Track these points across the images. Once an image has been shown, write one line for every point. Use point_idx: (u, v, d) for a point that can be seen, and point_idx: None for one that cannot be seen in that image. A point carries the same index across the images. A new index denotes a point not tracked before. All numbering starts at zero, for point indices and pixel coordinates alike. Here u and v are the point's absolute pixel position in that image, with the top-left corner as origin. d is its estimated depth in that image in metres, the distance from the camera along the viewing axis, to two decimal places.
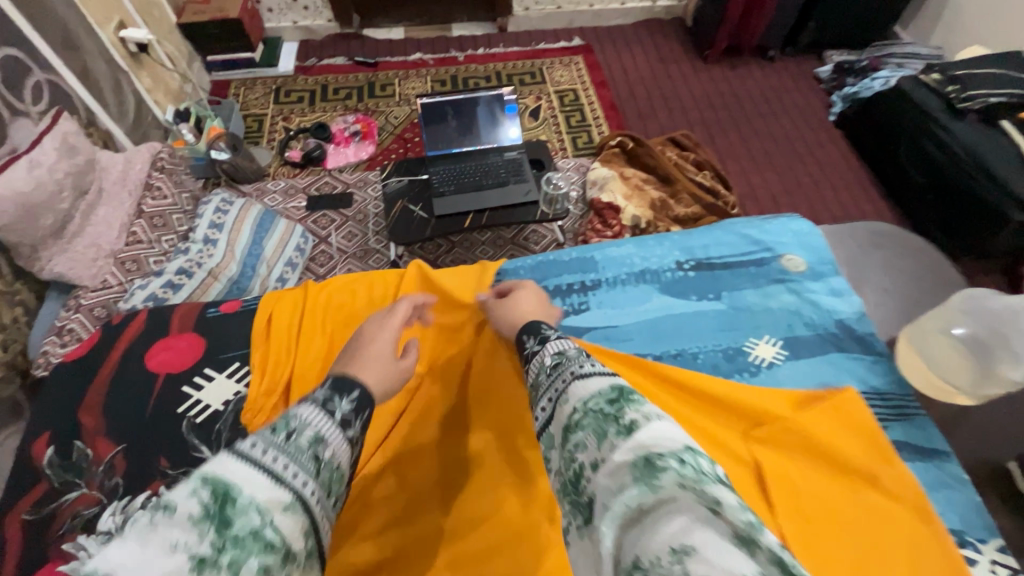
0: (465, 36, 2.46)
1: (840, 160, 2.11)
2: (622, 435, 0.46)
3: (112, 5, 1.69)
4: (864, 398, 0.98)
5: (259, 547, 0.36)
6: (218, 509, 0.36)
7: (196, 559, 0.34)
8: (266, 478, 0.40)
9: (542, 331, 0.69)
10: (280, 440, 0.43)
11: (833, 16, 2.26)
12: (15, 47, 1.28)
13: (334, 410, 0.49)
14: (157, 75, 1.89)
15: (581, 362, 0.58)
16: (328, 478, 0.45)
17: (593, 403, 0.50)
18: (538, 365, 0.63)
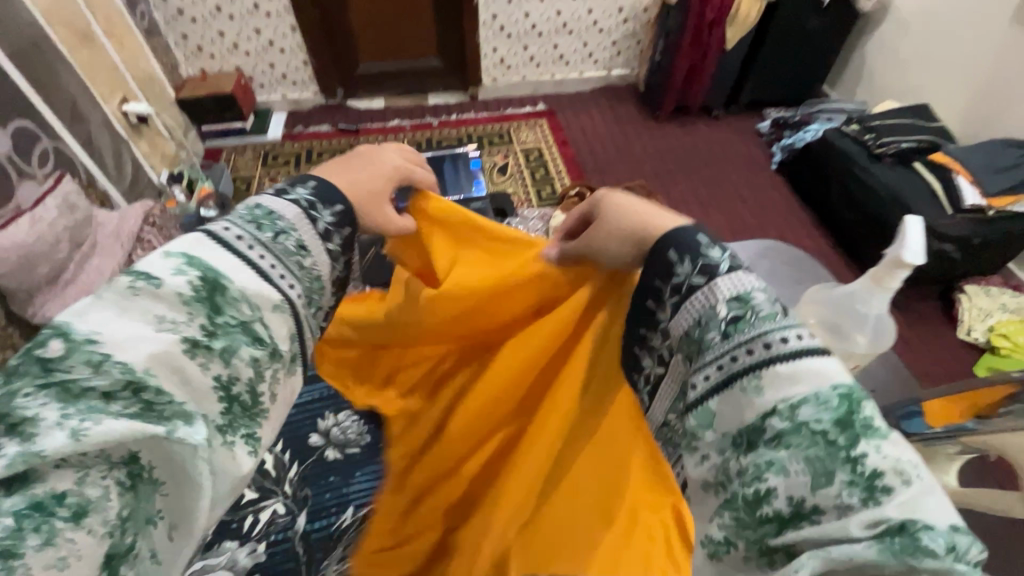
0: (440, 104, 2.72)
1: (782, 204, 2.31)
2: (858, 490, 0.35)
3: (116, 83, 1.89)
4: None
5: (248, 339, 0.45)
6: (208, 296, 0.43)
7: (187, 341, 0.41)
8: (253, 272, 0.46)
9: (708, 253, 0.47)
10: (266, 239, 0.49)
11: (766, 79, 2.54)
12: (29, 120, 1.45)
13: (317, 218, 0.53)
14: (155, 142, 2.07)
15: (780, 333, 0.42)
16: (307, 285, 0.51)
17: (811, 419, 0.38)
18: (696, 310, 0.46)
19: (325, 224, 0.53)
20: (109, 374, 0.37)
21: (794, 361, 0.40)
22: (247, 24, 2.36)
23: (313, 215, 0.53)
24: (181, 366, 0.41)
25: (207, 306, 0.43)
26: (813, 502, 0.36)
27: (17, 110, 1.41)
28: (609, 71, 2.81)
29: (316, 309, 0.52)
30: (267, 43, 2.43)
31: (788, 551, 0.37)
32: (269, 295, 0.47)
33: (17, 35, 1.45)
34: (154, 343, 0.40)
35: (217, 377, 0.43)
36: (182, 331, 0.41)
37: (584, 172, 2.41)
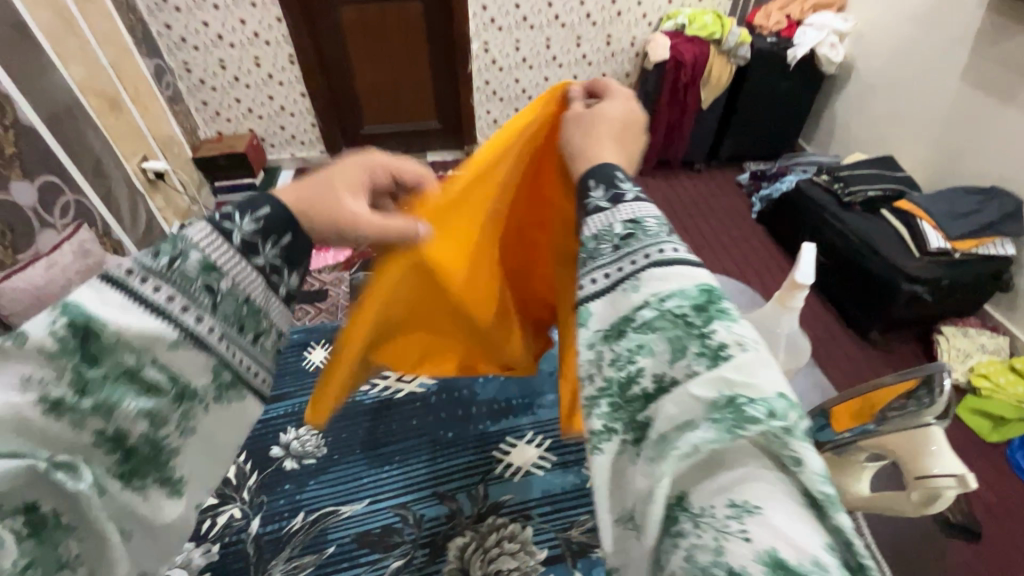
0: (437, 161, 2.92)
1: (761, 250, 2.40)
2: (704, 359, 0.39)
3: (139, 143, 2.09)
4: None
5: (137, 389, 0.43)
6: (78, 345, 0.40)
7: (48, 401, 0.39)
8: (144, 311, 0.43)
9: (619, 183, 0.52)
10: (161, 265, 0.45)
11: (743, 135, 2.70)
12: (55, 176, 1.61)
13: (231, 229, 0.49)
14: (170, 197, 2.24)
15: (659, 244, 0.46)
16: (228, 307, 0.48)
17: (673, 305, 0.42)
18: (592, 224, 0.50)
19: (245, 234, 0.49)
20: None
21: (668, 266, 0.45)
22: (262, 91, 2.59)
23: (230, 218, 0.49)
24: (43, 431, 0.39)
25: (76, 358, 0.40)
26: (671, 375, 0.40)
27: (45, 167, 1.58)
28: None
29: (253, 333, 0.50)
30: (279, 108, 2.66)
31: (649, 426, 0.41)
32: (160, 332, 0.43)
33: (52, 103, 1.64)
34: (7, 411, 0.37)
35: (100, 433, 0.41)
36: (46, 392, 0.39)
37: None
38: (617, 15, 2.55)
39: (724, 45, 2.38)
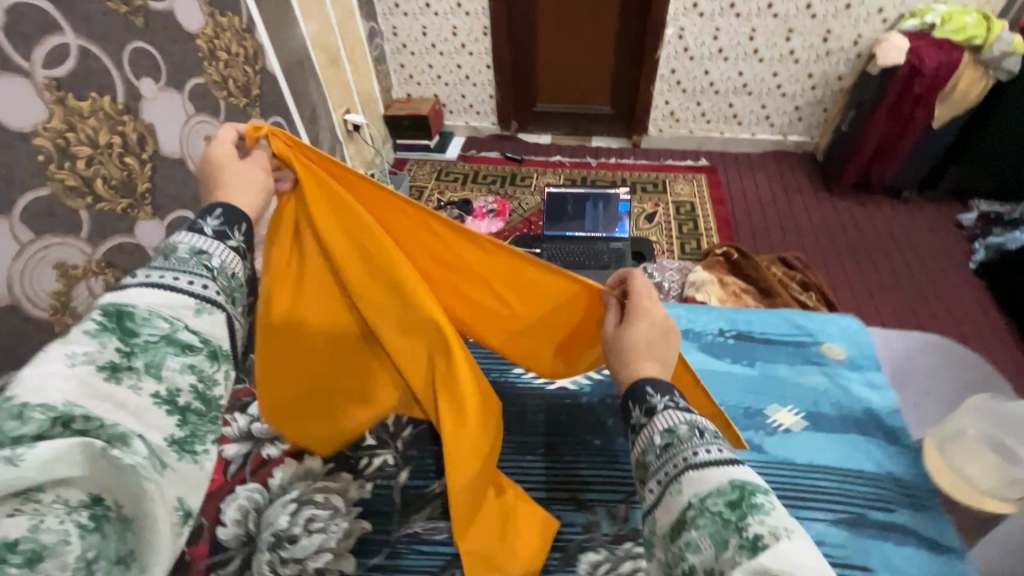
0: (601, 147, 2.85)
1: (975, 308, 1.95)
2: (744, 551, 0.48)
3: (345, 97, 2.33)
4: (869, 479, 0.77)
5: (173, 350, 0.52)
6: (119, 324, 0.50)
7: (106, 369, 0.47)
8: (162, 293, 0.55)
9: (650, 398, 0.68)
10: (162, 262, 0.58)
11: (978, 166, 2.21)
12: (281, 117, 1.87)
13: (204, 229, 0.63)
14: (360, 148, 2.49)
15: (694, 448, 0.60)
16: (224, 282, 0.61)
17: (711, 503, 0.54)
18: (645, 442, 0.65)
19: (213, 228, 0.64)
20: (34, 419, 0.40)
21: (705, 467, 0.57)
22: (452, 59, 2.73)
23: (201, 231, 0.63)
24: (106, 391, 0.46)
25: (119, 332, 0.50)
26: (716, 567, 0.50)
27: (275, 109, 1.84)
28: (784, 136, 2.68)
29: (240, 305, 0.63)
30: (464, 77, 2.79)
31: None
32: (183, 302, 0.56)
33: (290, 54, 1.90)
34: (72, 375, 0.44)
35: (156, 394, 0.49)
36: (100, 362, 0.47)
37: (736, 233, 2.32)
38: (845, 8, 2.22)
39: (985, 54, 1.94)
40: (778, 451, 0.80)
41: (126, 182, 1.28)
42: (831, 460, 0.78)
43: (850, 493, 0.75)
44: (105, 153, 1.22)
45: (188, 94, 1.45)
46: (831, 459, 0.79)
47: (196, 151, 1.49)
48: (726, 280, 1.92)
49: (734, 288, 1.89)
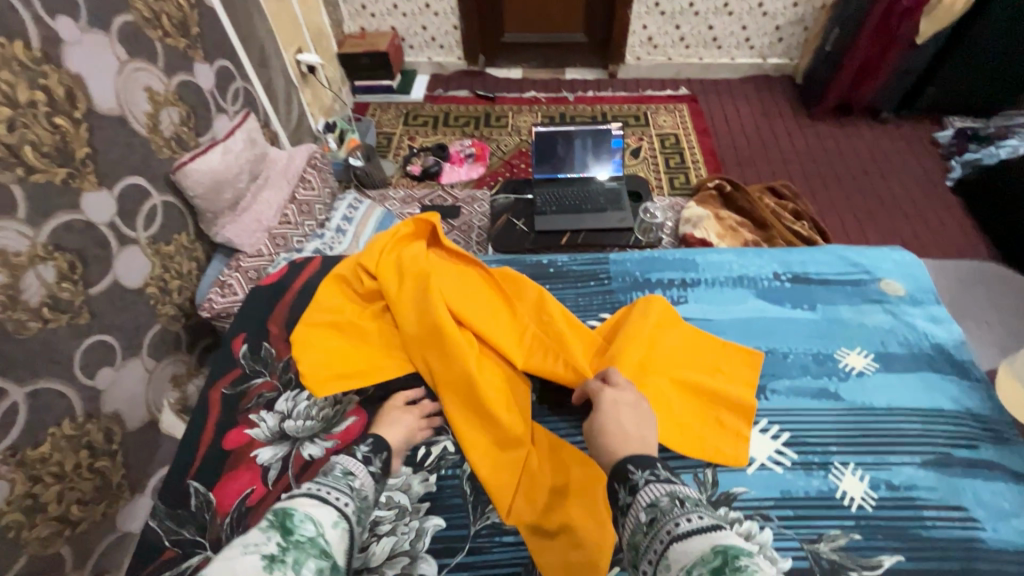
0: (577, 80, 2.68)
1: (954, 225, 2.01)
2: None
3: (295, 34, 2.06)
4: (948, 412, 0.79)
5: (314, 552, 0.52)
6: (281, 522, 0.53)
7: (268, 556, 0.49)
8: (315, 501, 0.59)
9: (631, 475, 0.60)
10: (320, 478, 0.64)
11: (955, 83, 2.20)
12: (228, 60, 1.62)
13: (357, 450, 0.72)
14: (317, 92, 2.24)
15: (678, 518, 0.52)
16: (357, 501, 0.64)
17: (697, 575, 0.45)
18: (631, 523, 0.56)
19: (362, 451, 0.72)
20: None
21: (688, 537, 0.50)
22: None
23: (353, 454, 0.71)
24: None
25: (281, 529, 0.52)
26: None
27: (220, 50, 1.58)
28: (764, 59, 2.59)
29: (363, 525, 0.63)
30: (424, 5, 2.51)
31: None
32: (328, 514, 0.57)
33: None
34: (244, 560, 0.47)
35: None
36: (263, 549, 0.49)
37: (723, 164, 2.27)
38: None
39: None
40: (855, 395, 0.82)
41: (61, 148, 1.07)
42: (906, 398, 0.81)
43: (932, 431, 0.78)
44: (28, 114, 1.01)
45: (117, 36, 1.21)
46: (906, 397, 0.81)
47: (137, 105, 1.27)
48: (721, 214, 1.86)
49: (730, 223, 1.83)
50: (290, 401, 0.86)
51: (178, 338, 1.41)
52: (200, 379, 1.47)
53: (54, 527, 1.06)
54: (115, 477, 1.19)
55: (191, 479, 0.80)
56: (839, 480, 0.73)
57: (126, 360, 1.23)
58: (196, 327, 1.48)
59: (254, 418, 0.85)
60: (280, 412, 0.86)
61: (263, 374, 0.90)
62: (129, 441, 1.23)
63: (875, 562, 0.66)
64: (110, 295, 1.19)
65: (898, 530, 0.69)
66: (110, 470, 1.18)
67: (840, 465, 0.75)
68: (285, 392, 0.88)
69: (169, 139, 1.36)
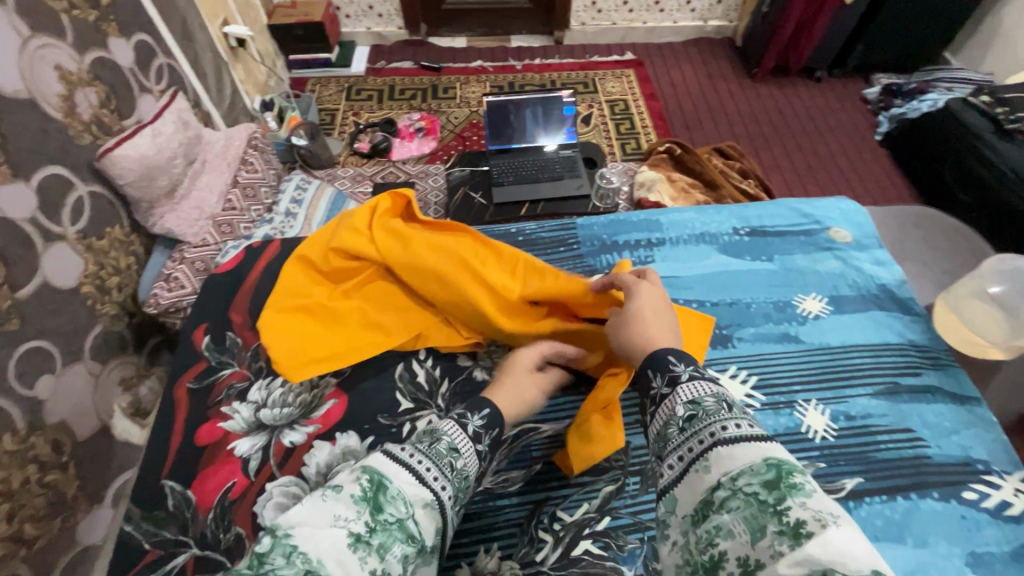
0: (523, 47, 2.63)
1: (883, 177, 2.15)
2: (787, 539, 0.39)
3: (219, 4, 1.90)
4: (894, 347, 0.86)
5: (401, 535, 0.48)
6: (375, 497, 0.49)
7: (353, 536, 0.46)
8: (411, 476, 0.54)
9: (673, 367, 0.59)
10: (423, 447, 0.58)
11: (881, 41, 2.32)
12: (147, 34, 1.48)
13: (468, 424, 0.65)
14: (249, 68, 2.09)
15: (725, 423, 0.50)
16: (456, 483, 0.58)
17: (745, 484, 0.44)
18: (667, 416, 0.55)
19: (475, 427, 0.65)
20: (293, 566, 0.42)
21: (735, 444, 0.48)
22: None
23: (464, 426, 0.64)
24: (343, 554, 0.44)
25: (372, 503, 0.49)
26: (754, 557, 0.40)
27: (137, 23, 1.44)
28: (705, 21, 2.63)
29: (457, 505, 0.58)
30: None
31: None
32: (421, 495, 0.53)
33: None
34: (329, 535, 0.45)
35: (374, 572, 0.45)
36: (350, 528, 0.46)
37: (672, 128, 2.31)
38: None
39: None
40: (814, 337, 0.87)
41: None
42: (859, 338, 0.87)
43: (882, 363, 0.84)
44: None
45: (15, 8, 1.08)
46: (859, 337, 0.87)
47: (48, 87, 1.14)
48: (673, 177, 1.90)
49: (682, 184, 1.88)
50: (263, 390, 0.83)
51: (123, 338, 1.32)
52: (152, 379, 1.39)
53: (8, 548, 0.99)
54: (68, 490, 1.12)
55: (165, 478, 0.76)
56: (803, 415, 0.79)
57: (68, 366, 1.15)
58: (142, 325, 1.39)
59: (226, 410, 0.81)
60: (252, 402, 0.82)
61: (231, 364, 0.86)
62: (80, 450, 1.16)
63: (839, 485, 0.73)
64: (40, 297, 1.10)
65: (857, 454, 0.75)
66: (63, 482, 1.10)
67: (804, 402, 0.80)
68: (257, 381, 0.85)
69: (90, 124, 1.24)
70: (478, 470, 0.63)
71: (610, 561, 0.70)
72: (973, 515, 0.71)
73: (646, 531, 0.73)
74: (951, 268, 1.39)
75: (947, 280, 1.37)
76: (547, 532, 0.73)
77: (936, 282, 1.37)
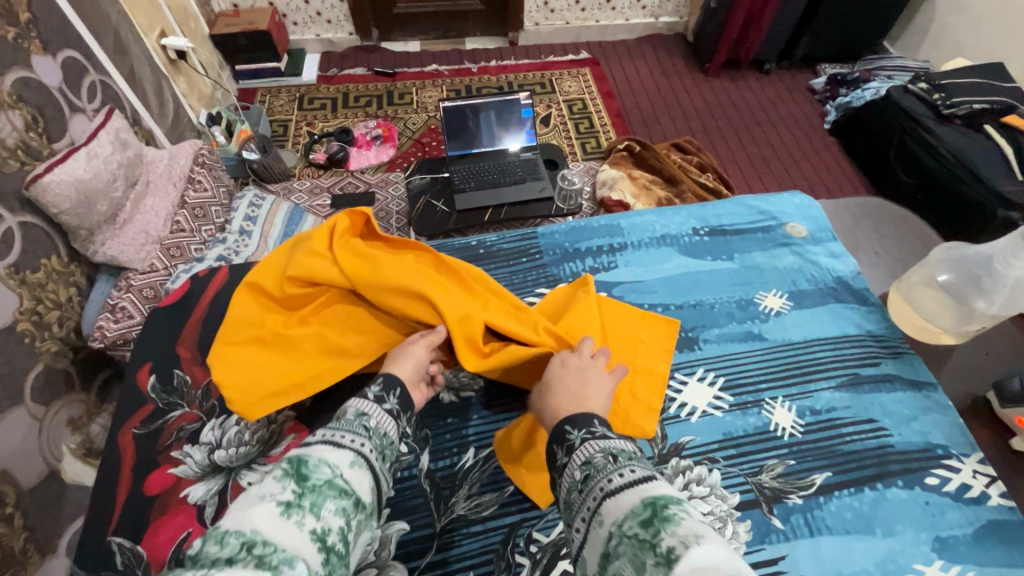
0: (478, 50, 2.61)
1: (833, 165, 2.22)
2: (660, 569, 0.40)
3: (155, 15, 1.81)
4: (854, 339, 0.88)
5: (333, 493, 0.50)
6: (297, 470, 0.50)
7: (284, 503, 0.47)
8: (330, 444, 0.56)
9: (568, 435, 0.60)
10: (336, 421, 0.60)
11: (824, 33, 2.39)
12: (75, 50, 1.39)
13: (380, 398, 0.66)
14: (192, 81, 2.00)
15: (610, 474, 0.52)
16: (376, 441, 0.60)
17: (630, 527, 0.45)
18: (568, 481, 0.56)
19: (375, 392, 0.67)
20: (230, 543, 0.42)
21: (622, 490, 0.49)
22: None
23: (364, 395, 0.66)
24: (279, 522, 0.45)
25: (296, 476, 0.50)
26: None
27: (62, 39, 1.35)
28: (656, 18, 2.66)
29: (386, 461, 0.61)
30: None
31: None
32: (342, 454, 0.55)
33: None
34: (259, 512, 0.46)
35: (314, 533, 0.47)
36: (279, 498, 0.47)
37: (631, 125, 2.33)
38: None
39: None
40: (776, 333, 0.88)
41: None
42: (820, 333, 0.89)
43: (842, 356, 0.86)
44: None
45: None
46: (819, 331, 0.89)
47: None
48: (634, 174, 1.92)
49: (643, 181, 1.90)
50: (217, 430, 0.79)
51: (69, 375, 1.24)
52: (105, 417, 1.31)
53: None
54: (16, 543, 1.04)
55: (113, 534, 0.71)
56: (771, 414, 0.80)
57: (6, 410, 1.07)
58: (89, 361, 1.31)
59: (177, 455, 0.77)
60: (205, 444, 0.78)
61: (180, 405, 0.82)
62: (26, 500, 1.08)
63: (808, 482, 0.74)
64: None
65: (824, 449, 0.77)
66: (9, 537, 1.02)
67: (770, 400, 0.81)
68: (210, 420, 0.80)
69: (15, 149, 1.16)
70: (395, 428, 0.65)
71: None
72: (935, 500, 0.73)
73: None
74: (902, 254, 1.44)
75: (899, 265, 1.42)
76: (524, 555, 0.72)
77: (889, 268, 1.42)
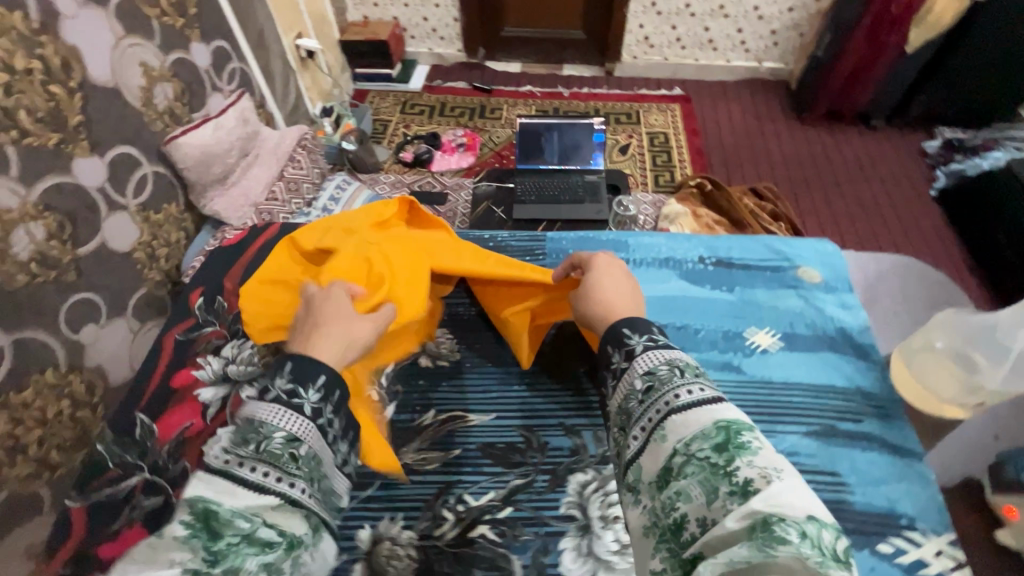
0: (574, 76, 2.72)
1: (933, 234, 2.02)
2: (737, 496, 0.47)
3: (296, 19, 2.13)
4: (837, 394, 0.84)
5: (251, 547, 0.50)
6: (207, 526, 0.50)
7: (190, 570, 0.47)
8: (250, 490, 0.54)
9: (629, 341, 0.66)
10: (253, 452, 0.57)
11: (946, 93, 2.21)
12: (225, 41, 1.69)
13: (303, 405, 0.61)
14: (316, 77, 2.31)
15: (677, 391, 0.59)
16: (308, 471, 0.59)
17: (699, 448, 0.53)
18: (627, 390, 0.63)
19: (311, 405, 0.62)
20: None
21: (688, 410, 0.56)
22: None
23: (298, 408, 0.61)
24: None
25: (206, 535, 0.50)
26: (710, 515, 0.48)
27: (217, 31, 1.65)
28: (759, 63, 2.62)
29: (322, 484, 0.60)
30: None
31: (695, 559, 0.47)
32: (262, 500, 0.54)
33: None
34: None
35: None
36: (187, 564, 0.47)
37: (709, 164, 2.30)
38: None
39: None
40: (756, 369, 0.87)
41: (55, 113, 1.14)
42: (802, 378, 0.85)
43: (820, 406, 0.82)
44: (25, 80, 1.08)
45: (114, 12, 1.28)
46: (802, 376, 0.86)
47: (131, 79, 1.34)
48: (700, 212, 1.88)
49: (707, 221, 1.85)
50: (234, 348, 0.93)
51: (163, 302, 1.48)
52: None
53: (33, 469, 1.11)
54: (94, 428, 1.26)
55: (138, 411, 0.87)
56: None
57: (110, 319, 1.30)
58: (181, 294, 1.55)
59: (200, 360, 0.92)
60: (223, 357, 0.92)
61: (215, 323, 0.97)
62: (109, 395, 1.30)
63: None
64: (97, 256, 1.26)
65: None
66: (90, 421, 1.24)
67: None
68: (233, 340, 0.95)
69: (163, 113, 1.44)
70: (329, 449, 0.63)
71: (502, 548, 0.73)
72: (883, 569, 0.68)
73: (543, 527, 0.75)
74: None
75: None
76: (450, 511, 0.77)
77: None
